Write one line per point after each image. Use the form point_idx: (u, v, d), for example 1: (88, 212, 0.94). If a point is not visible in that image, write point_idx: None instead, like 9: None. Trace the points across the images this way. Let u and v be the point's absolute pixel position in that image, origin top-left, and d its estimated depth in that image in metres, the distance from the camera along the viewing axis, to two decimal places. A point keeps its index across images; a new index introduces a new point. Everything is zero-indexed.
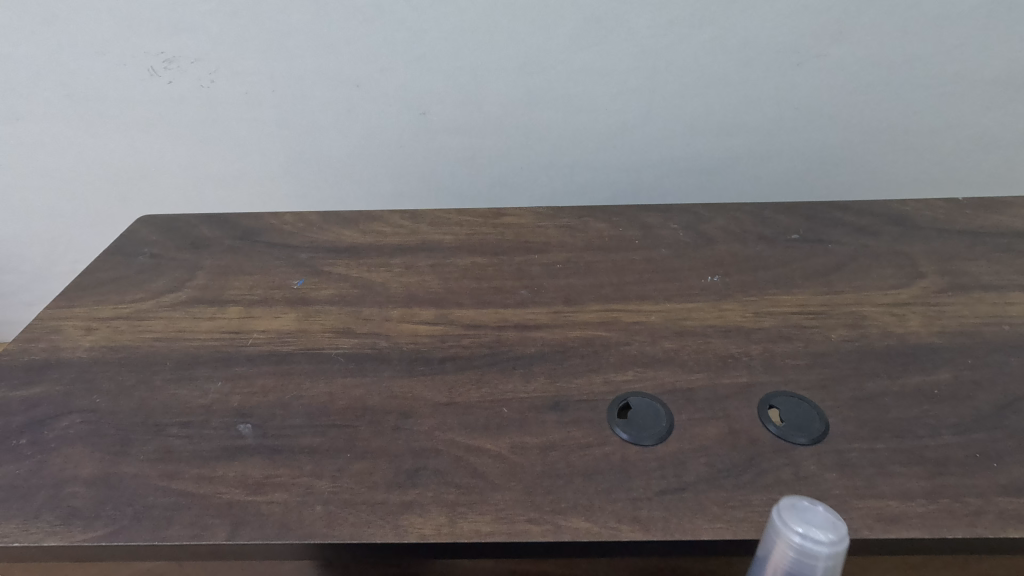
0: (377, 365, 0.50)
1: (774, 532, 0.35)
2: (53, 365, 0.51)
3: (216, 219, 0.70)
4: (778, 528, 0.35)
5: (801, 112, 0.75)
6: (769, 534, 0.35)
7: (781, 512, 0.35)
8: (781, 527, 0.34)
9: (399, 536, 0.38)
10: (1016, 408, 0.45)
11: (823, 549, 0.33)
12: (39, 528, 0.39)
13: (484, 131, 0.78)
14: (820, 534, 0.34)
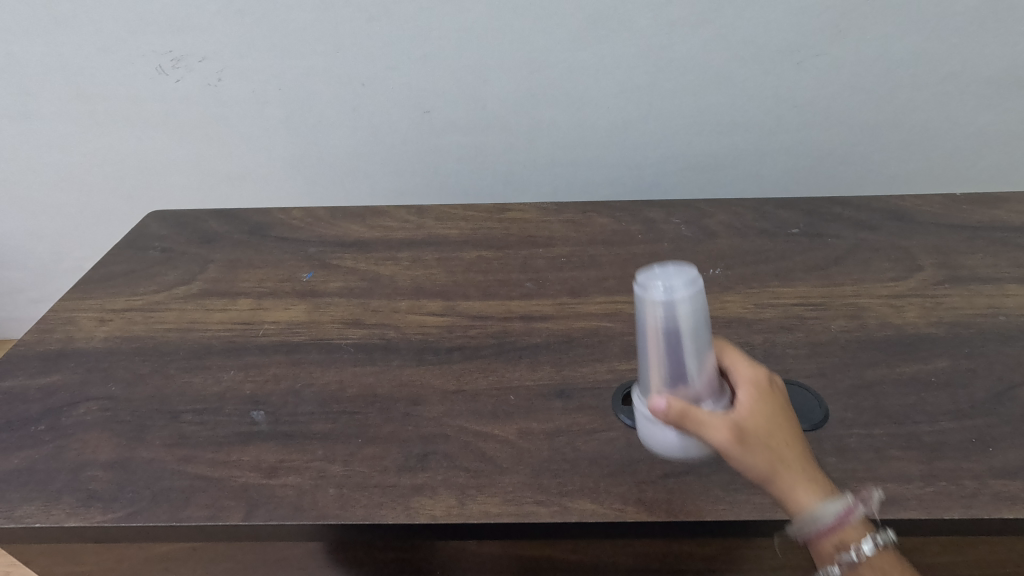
0: (386, 354, 0.52)
1: (639, 300, 0.41)
2: (68, 355, 0.52)
3: (225, 214, 0.71)
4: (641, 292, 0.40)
5: (801, 109, 0.76)
6: (638, 306, 0.41)
7: (643, 280, 0.40)
8: (646, 289, 0.40)
9: (410, 517, 0.39)
10: (1011, 395, 0.47)
11: (681, 291, 0.40)
12: (60, 510, 0.40)
13: (488, 128, 0.79)
14: (676, 282, 0.40)
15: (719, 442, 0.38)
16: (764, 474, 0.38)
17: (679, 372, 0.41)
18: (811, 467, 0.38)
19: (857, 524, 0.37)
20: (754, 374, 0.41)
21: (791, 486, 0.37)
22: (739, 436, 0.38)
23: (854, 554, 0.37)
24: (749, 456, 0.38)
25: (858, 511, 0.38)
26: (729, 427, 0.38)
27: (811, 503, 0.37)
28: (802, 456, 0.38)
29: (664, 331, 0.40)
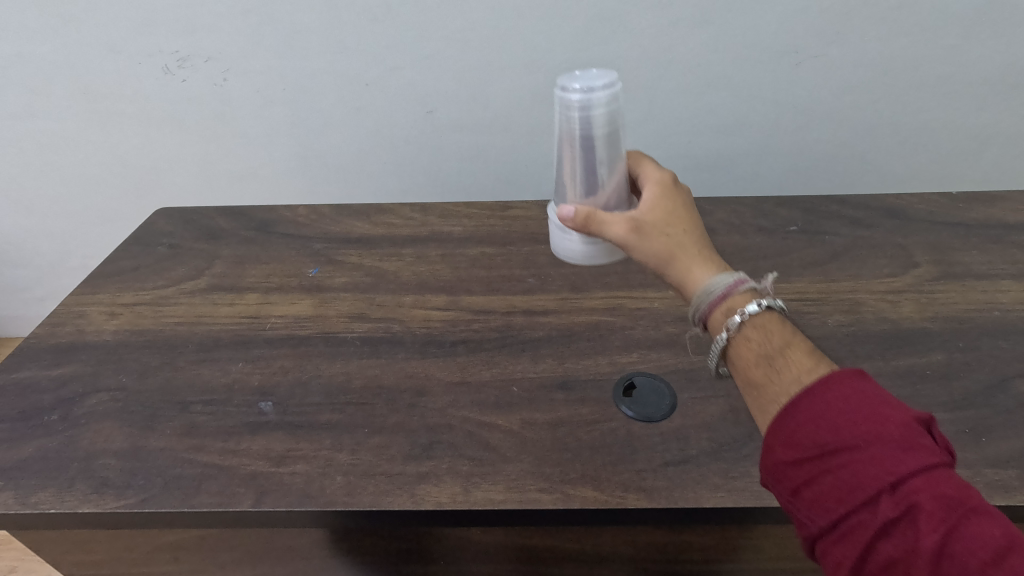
0: (392, 347, 0.52)
1: (559, 103, 0.46)
2: (79, 348, 0.53)
3: (232, 212, 0.72)
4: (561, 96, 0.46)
5: (800, 110, 0.77)
6: (558, 112, 0.47)
7: (566, 83, 0.45)
8: (567, 91, 0.45)
9: (416, 504, 0.40)
10: (1004, 387, 0.48)
11: (597, 99, 0.45)
12: (74, 496, 0.41)
13: (491, 128, 0.80)
14: (595, 87, 0.45)
15: (618, 234, 0.43)
16: (661, 257, 0.42)
17: (593, 174, 0.48)
18: (706, 250, 0.42)
19: (746, 293, 0.39)
20: (658, 177, 0.46)
21: (685, 264, 0.41)
22: (635, 226, 0.43)
23: (740, 317, 0.38)
24: (644, 242, 0.42)
25: (748, 283, 0.40)
26: (626, 219, 0.43)
27: (703, 276, 0.40)
28: (697, 238, 0.42)
29: (581, 132, 0.46)
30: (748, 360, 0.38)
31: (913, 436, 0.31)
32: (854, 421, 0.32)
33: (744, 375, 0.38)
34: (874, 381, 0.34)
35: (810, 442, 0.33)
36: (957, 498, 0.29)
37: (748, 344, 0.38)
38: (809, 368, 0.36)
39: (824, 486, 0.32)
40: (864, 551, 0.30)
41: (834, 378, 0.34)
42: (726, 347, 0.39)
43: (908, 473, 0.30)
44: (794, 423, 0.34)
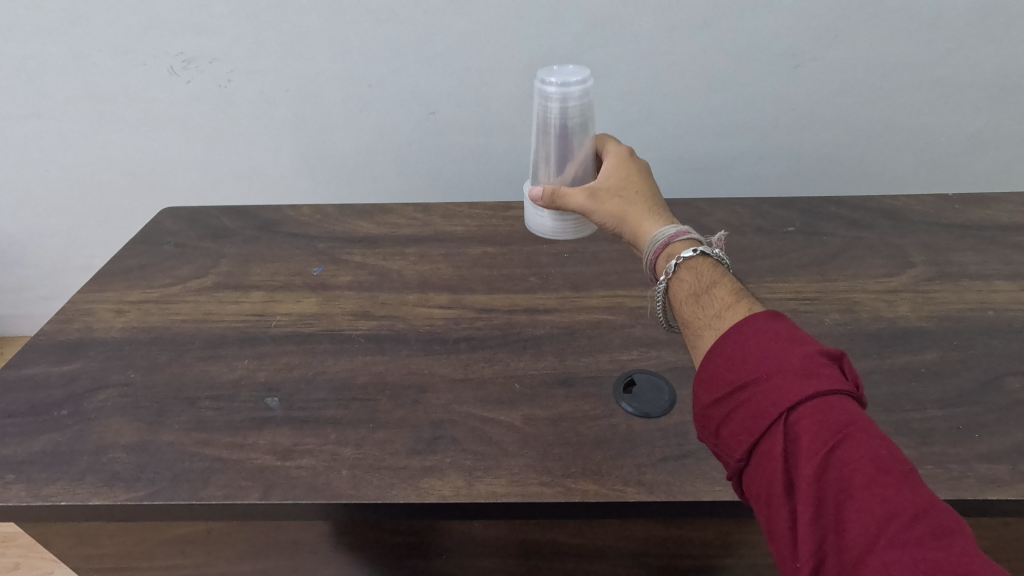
0: (396, 344, 0.53)
1: (539, 95, 0.52)
2: (88, 344, 0.54)
3: (237, 212, 0.73)
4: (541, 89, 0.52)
5: (797, 112, 0.78)
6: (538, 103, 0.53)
7: (545, 76, 0.51)
8: (546, 84, 0.51)
9: (420, 497, 0.41)
10: (997, 384, 0.48)
11: (572, 91, 0.51)
12: (84, 489, 0.42)
13: (493, 130, 0.81)
14: (571, 81, 0.51)
15: (579, 202, 0.50)
16: (614, 217, 0.49)
17: (564, 156, 0.54)
18: (655, 210, 0.48)
19: (686, 242, 0.44)
20: (616, 151, 0.53)
21: (635, 221, 0.48)
22: (593, 193, 0.50)
23: (675, 261, 0.43)
24: (600, 206, 0.49)
25: (689, 233, 0.45)
26: (585, 189, 0.50)
27: (651, 228, 0.47)
28: (648, 199, 0.49)
29: (556, 121, 0.52)
30: (682, 298, 0.43)
31: (811, 367, 0.34)
32: (760, 357, 0.36)
33: (679, 314, 0.43)
34: (789, 321, 0.37)
35: (724, 377, 0.37)
36: (844, 421, 0.32)
37: (682, 285, 0.43)
38: (729, 303, 0.40)
39: (735, 421, 0.36)
40: (766, 473, 0.34)
41: (748, 318, 0.38)
42: (667, 289, 0.44)
43: (801, 400, 0.33)
44: (711, 360, 0.38)
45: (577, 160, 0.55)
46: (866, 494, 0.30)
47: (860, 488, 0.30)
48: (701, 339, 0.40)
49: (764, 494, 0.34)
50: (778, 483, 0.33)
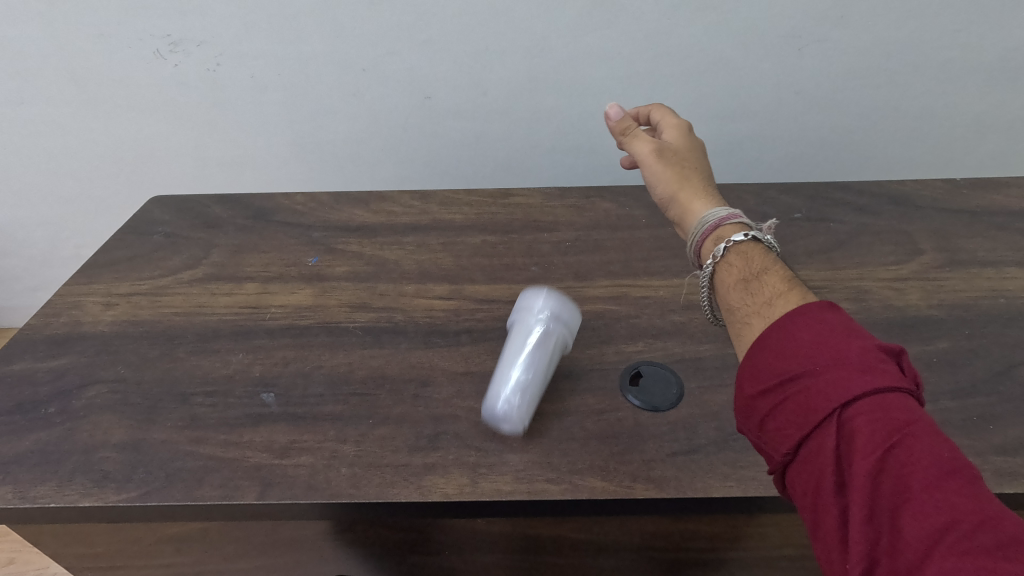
0: (395, 337, 0.52)
1: (493, 411, 0.44)
2: (76, 339, 0.52)
3: (229, 200, 0.70)
4: (490, 415, 0.44)
5: (801, 96, 0.77)
6: (500, 412, 0.43)
7: (496, 387, 0.44)
8: (492, 396, 0.44)
9: (423, 495, 0.40)
10: (1010, 374, 0.48)
11: (510, 412, 0.43)
12: (74, 490, 0.40)
13: (490, 116, 0.79)
14: (513, 410, 0.43)
15: (642, 150, 0.50)
16: (665, 177, 0.48)
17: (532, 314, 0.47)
18: (707, 189, 0.47)
19: (736, 226, 0.44)
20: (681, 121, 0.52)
21: (684, 192, 0.47)
22: (657, 148, 0.49)
23: (725, 244, 0.43)
24: (661, 162, 0.48)
25: (740, 216, 0.44)
26: (653, 142, 0.50)
27: (695, 203, 0.46)
28: (703, 177, 0.48)
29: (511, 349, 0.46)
30: (728, 281, 0.42)
31: (868, 362, 0.33)
32: (811, 350, 0.34)
33: (727, 304, 0.41)
34: (844, 313, 0.36)
35: (772, 367, 0.35)
36: (902, 421, 0.30)
37: (730, 270, 0.42)
38: (781, 291, 0.39)
39: (783, 415, 0.34)
40: (815, 470, 0.32)
41: (801, 309, 0.36)
42: (712, 274, 0.43)
43: (856, 396, 0.32)
44: (760, 347, 0.36)
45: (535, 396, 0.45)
46: (925, 496, 0.28)
47: (917, 491, 0.28)
48: (749, 327, 0.39)
49: (811, 491, 0.32)
50: (827, 480, 0.31)
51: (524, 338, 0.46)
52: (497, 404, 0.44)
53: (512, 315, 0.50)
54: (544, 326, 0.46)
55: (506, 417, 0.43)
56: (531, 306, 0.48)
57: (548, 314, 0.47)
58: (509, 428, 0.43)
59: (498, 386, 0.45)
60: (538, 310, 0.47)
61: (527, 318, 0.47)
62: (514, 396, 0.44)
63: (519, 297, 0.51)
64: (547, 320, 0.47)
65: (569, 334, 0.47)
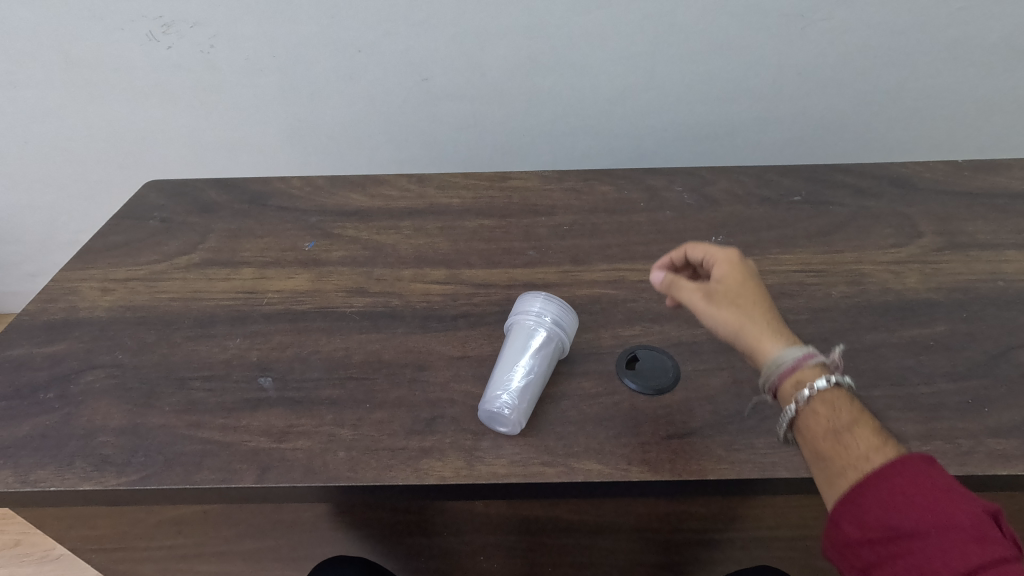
0: (391, 322, 0.52)
1: (490, 412, 0.43)
2: (74, 324, 0.52)
3: (224, 184, 0.70)
4: (487, 416, 0.43)
5: (803, 77, 0.76)
6: (498, 413, 0.43)
7: (493, 392, 0.44)
8: (488, 401, 0.43)
9: (420, 478, 0.40)
10: (1007, 357, 0.48)
11: (505, 419, 0.43)
12: (74, 474, 0.41)
13: (487, 98, 0.78)
14: (509, 417, 0.43)
15: (693, 300, 0.44)
16: (726, 325, 0.41)
17: (532, 321, 0.47)
18: (776, 321, 0.41)
19: (815, 366, 0.39)
20: (726, 251, 0.46)
21: (743, 330, 0.41)
22: (709, 295, 0.43)
23: (809, 391, 0.38)
24: (717, 308, 0.42)
25: (816, 357, 0.39)
26: (701, 289, 0.44)
27: (766, 345, 0.40)
28: (768, 312, 0.41)
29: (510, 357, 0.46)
30: (817, 436, 0.37)
31: (982, 529, 0.31)
32: (919, 507, 0.32)
33: (812, 450, 0.37)
34: (945, 472, 0.34)
35: (873, 519, 0.33)
36: None
37: (816, 419, 0.38)
38: (876, 445, 0.36)
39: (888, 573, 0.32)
40: None
41: (904, 463, 0.34)
42: (793, 420, 0.39)
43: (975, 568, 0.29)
44: (860, 500, 0.34)
45: (533, 401, 0.44)
46: None
47: None
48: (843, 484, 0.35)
49: None
50: None
51: (522, 341, 0.46)
52: (495, 405, 0.43)
53: (509, 319, 0.50)
54: (542, 328, 0.47)
55: (504, 418, 0.43)
56: (529, 308, 0.48)
57: (547, 317, 0.47)
58: (508, 428, 0.43)
59: (496, 388, 0.44)
60: (535, 313, 0.47)
61: (524, 321, 0.48)
62: (514, 396, 0.43)
63: (517, 300, 0.51)
64: (546, 323, 0.47)
65: (566, 338, 0.47)
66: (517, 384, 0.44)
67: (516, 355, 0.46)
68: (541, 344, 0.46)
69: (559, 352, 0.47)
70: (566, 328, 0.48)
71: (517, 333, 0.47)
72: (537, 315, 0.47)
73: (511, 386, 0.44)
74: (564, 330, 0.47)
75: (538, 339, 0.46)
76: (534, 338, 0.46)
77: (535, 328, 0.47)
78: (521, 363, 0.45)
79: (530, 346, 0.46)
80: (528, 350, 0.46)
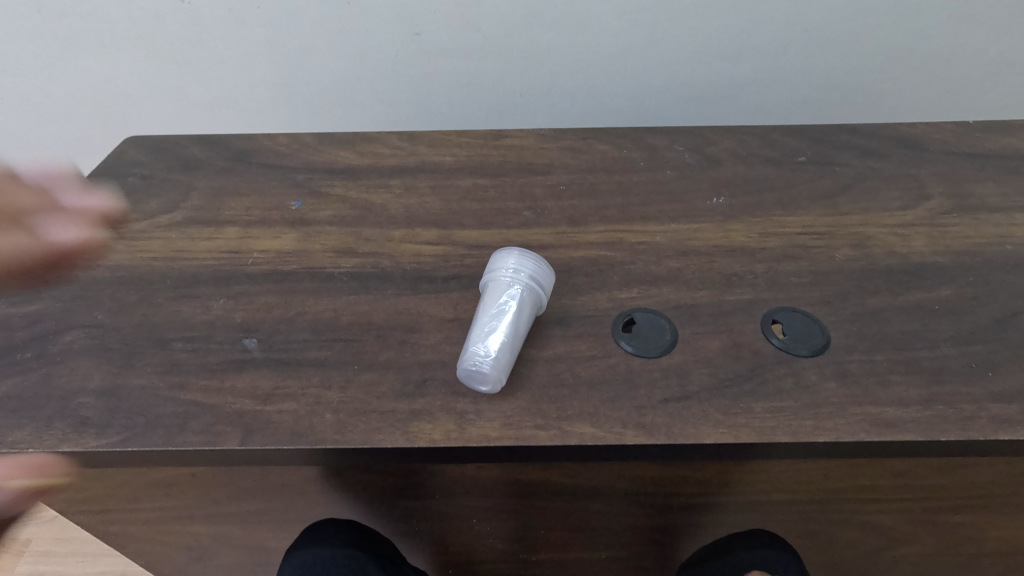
0: (381, 283, 0.50)
1: (468, 369, 0.42)
2: (51, 283, 0.50)
3: (207, 140, 0.67)
4: (466, 374, 0.42)
5: (812, 34, 0.72)
6: (476, 369, 0.42)
7: (471, 352, 0.43)
8: (466, 360, 0.42)
9: (409, 441, 0.39)
10: (1013, 322, 0.47)
11: (485, 378, 0.42)
12: (53, 435, 0.40)
13: (482, 53, 0.74)
14: (489, 376, 0.42)
15: None
16: None
17: (509, 277, 0.46)
18: None
19: None
20: None
21: None
22: None
23: None
24: None
25: None
26: None
27: None
28: None
29: (488, 315, 0.44)
30: None
31: None
32: None
33: None
34: None
35: None
36: None
37: None
38: None
39: None
40: None
41: None
42: None
43: None
44: None
45: (512, 359, 0.43)
46: None
47: None
48: None
49: None
50: None
51: (498, 297, 0.45)
52: (473, 362, 0.42)
53: (484, 276, 0.48)
54: (518, 284, 0.45)
55: (484, 374, 0.42)
56: (504, 264, 0.47)
57: (523, 272, 0.46)
58: (488, 386, 0.42)
59: (473, 345, 0.43)
60: (511, 269, 0.46)
61: (499, 277, 0.46)
62: (492, 353, 0.42)
63: (491, 257, 0.49)
64: (522, 278, 0.45)
65: (543, 294, 0.46)
66: (494, 340, 0.43)
67: (492, 311, 0.44)
68: (517, 300, 0.45)
69: (536, 308, 0.46)
70: (543, 284, 0.46)
71: (493, 290, 0.46)
72: (513, 271, 0.46)
73: (489, 342, 0.43)
74: (541, 286, 0.46)
75: (513, 295, 0.45)
76: (510, 294, 0.45)
77: (511, 284, 0.45)
78: (497, 319, 0.44)
79: (507, 302, 0.45)
80: (504, 306, 0.44)
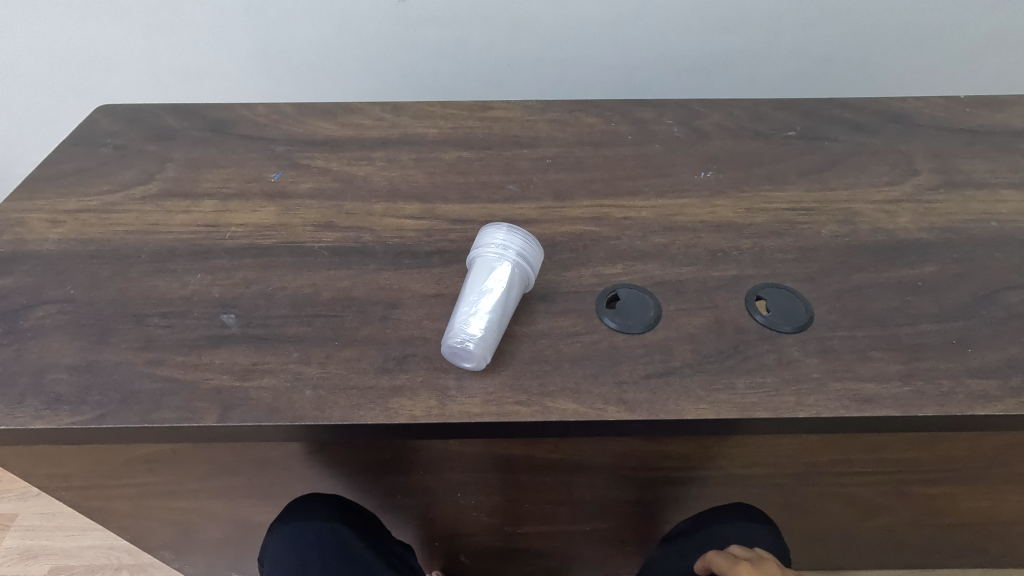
0: (362, 258, 0.49)
1: (453, 346, 0.41)
2: (21, 257, 0.49)
3: (183, 110, 0.65)
4: (450, 351, 0.42)
5: (807, 5, 0.71)
6: (461, 347, 0.41)
7: (456, 331, 0.42)
8: (451, 338, 0.42)
9: (389, 417, 0.39)
10: (994, 298, 0.47)
11: (469, 356, 0.41)
12: (26, 412, 0.39)
13: (469, 22, 0.72)
14: (473, 355, 0.41)
15: None
16: None
17: (498, 254, 0.45)
18: None
19: None
20: None
21: None
22: None
23: None
24: None
25: None
26: None
27: None
28: None
29: (475, 292, 0.44)
30: None
31: None
32: None
33: None
34: None
35: None
36: None
37: None
38: None
39: None
40: None
41: None
42: None
43: None
44: None
45: (497, 338, 0.43)
46: None
47: None
48: None
49: None
50: None
51: (485, 274, 0.44)
52: (458, 340, 0.41)
53: (471, 252, 0.47)
54: (506, 261, 0.44)
55: (468, 352, 0.41)
56: (492, 240, 0.46)
57: (511, 249, 0.45)
58: (472, 363, 0.41)
59: (458, 322, 0.43)
60: (499, 245, 0.45)
61: (486, 254, 0.45)
62: (477, 331, 0.42)
63: (479, 232, 0.49)
64: (510, 255, 0.45)
65: (531, 271, 0.45)
66: (480, 317, 0.42)
67: (479, 288, 0.44)
68: (504, 277, 0.44)
69: (524, 286, 0.46)
70: (531, 261, 0.46)
71: (480, 268, 0.45)
72: (501, 247, 0.45)
73: (474, 320, 0.42)
74: (529, 263, 0.46)
75: (501, 271, 0.44)
76: (497, 271, 0.44)
77: (499, 262, 0.44)
78: (484, 296, 0.43)
79: (494, 279, 0.44)
80: (490, 282, 0.44)
